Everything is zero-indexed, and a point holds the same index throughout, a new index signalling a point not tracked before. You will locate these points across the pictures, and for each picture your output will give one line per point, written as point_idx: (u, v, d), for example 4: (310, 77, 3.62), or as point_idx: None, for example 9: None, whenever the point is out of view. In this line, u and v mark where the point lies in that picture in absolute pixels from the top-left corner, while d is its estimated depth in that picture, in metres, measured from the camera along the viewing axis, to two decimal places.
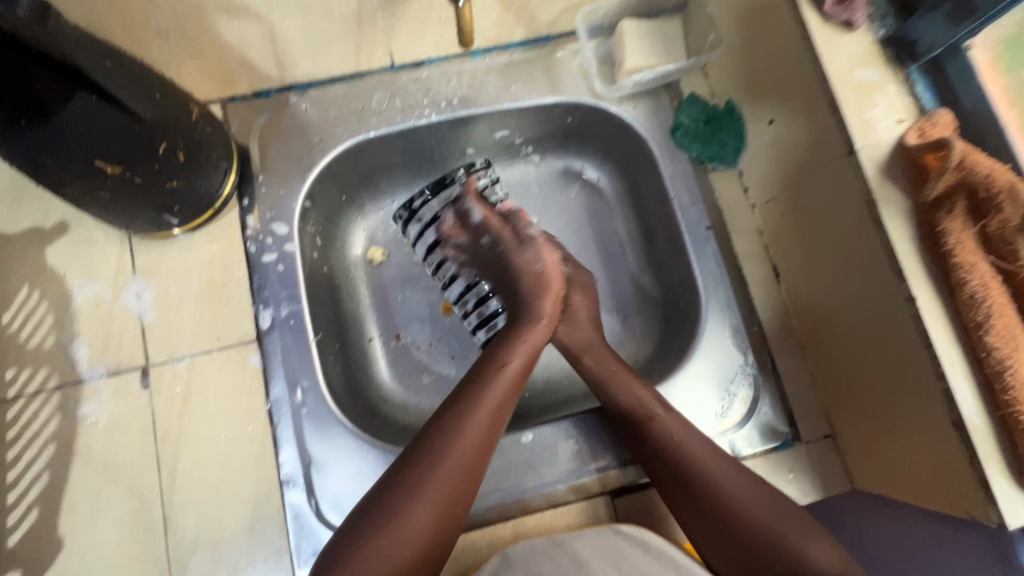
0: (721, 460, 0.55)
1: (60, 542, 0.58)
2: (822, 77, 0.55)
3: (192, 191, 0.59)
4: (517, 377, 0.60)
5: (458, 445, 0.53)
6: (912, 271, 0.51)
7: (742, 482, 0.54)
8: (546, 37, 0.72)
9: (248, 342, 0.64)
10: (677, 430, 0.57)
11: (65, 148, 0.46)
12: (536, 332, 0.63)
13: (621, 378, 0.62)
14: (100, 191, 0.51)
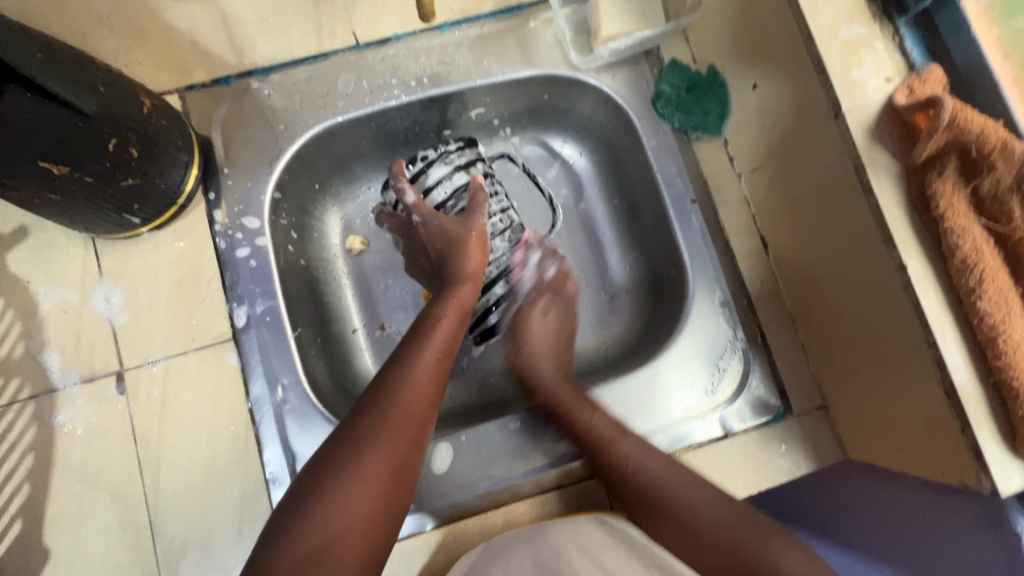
0: (677, 474, 0.56)
1: (47, 552, 0.57)
2: (806, 36, 0.52)
3: (152, 188, 0.56)
4: (450, 332, 0.58)
5: (405, 392, 0.52)
6: (902, 238, 0.49)
7: (699, 504, 0.54)
8: (517, 7, 0.69)
9: (225, 341, 0.62)
10: (637, 453, 0.57)
11: (8, 153, 0.44)
12: (465, 292, 0.62)
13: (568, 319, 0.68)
14: (50, 194, 0.49)
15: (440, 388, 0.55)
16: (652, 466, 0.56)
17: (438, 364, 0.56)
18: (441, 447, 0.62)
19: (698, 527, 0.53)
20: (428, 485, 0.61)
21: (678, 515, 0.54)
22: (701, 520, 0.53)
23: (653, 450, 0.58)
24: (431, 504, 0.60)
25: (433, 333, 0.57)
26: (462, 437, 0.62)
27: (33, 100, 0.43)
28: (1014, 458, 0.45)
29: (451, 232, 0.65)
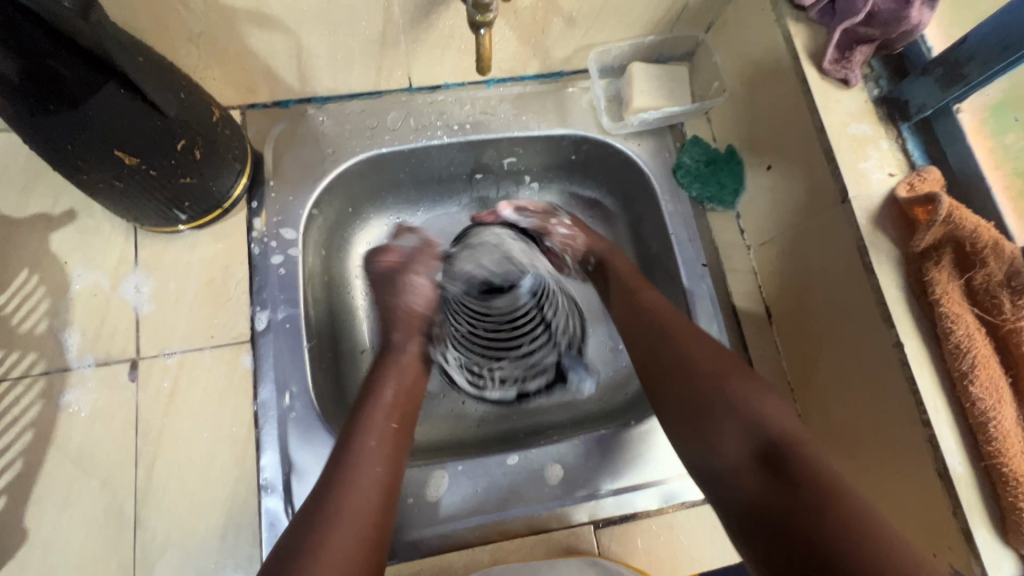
0: (719, 352, 0.55)
1: (26, 533, 0.56)
2: (820, 128, 0.58)
3: (204, 188, 0.60)
4: (394, 426, 0.57)
5: (354, 490, 0.50)
6: (899, 318, 0.52)
7: (711, 349, 0.56)
8: (559, 73, 0.76)
9: (242, 342, 0.63)
10: (690, 342, 0.56)
11: (90, 139, 0.48)
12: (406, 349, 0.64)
13: (608, 312, 0.66)
14: (115, 181, 0.52)
15: (395, 486, 0.53)
16: (689, 341, 0.57)
17: (388, 459, 0.54)
18: (437, 475, 0.61)
19: (688, 358, 0.55)
20: (421, 510, 0.60)
21: (722, 374, 0.53)
22: (704, 367, 0.54)
23: (710, 346, 0.56)
24: (419, 532, 0.60)
25: (376, 419, 0.56)
26: (459, 466, 0.62)
27: (125, 100, 0.48)
28: (1003, 544, 0.47)
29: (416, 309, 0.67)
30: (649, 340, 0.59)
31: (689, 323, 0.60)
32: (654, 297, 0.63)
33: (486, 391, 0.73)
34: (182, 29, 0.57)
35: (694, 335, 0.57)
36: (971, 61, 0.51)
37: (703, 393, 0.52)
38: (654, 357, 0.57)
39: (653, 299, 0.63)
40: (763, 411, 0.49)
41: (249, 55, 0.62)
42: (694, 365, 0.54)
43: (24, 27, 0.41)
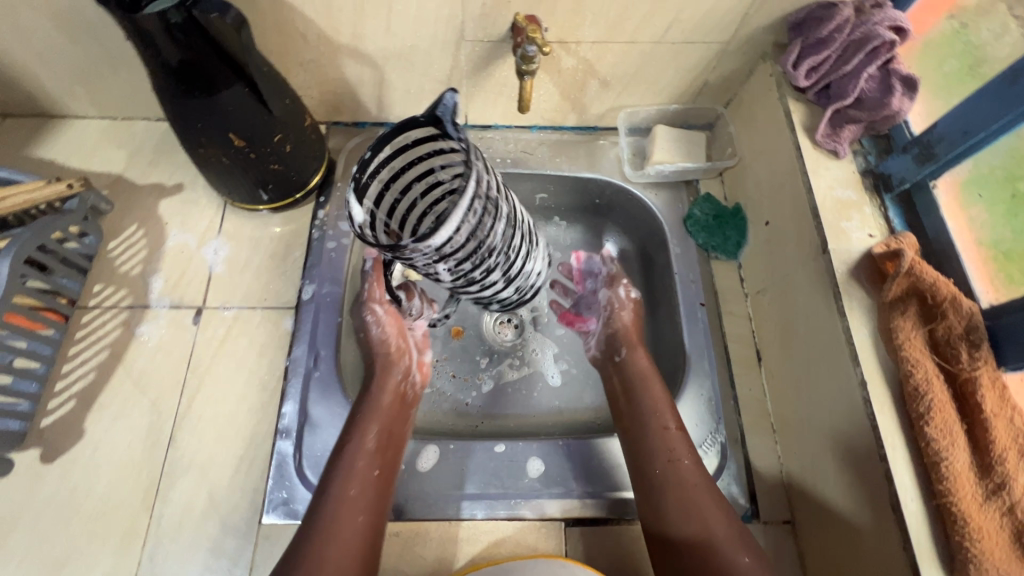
0: (715, 502, 0.60)
1: (82, 434, 0.66)
2: (809, 189, 0.65)
3: (287, 177, 0.74)
4: (378, 462, 0.62)
5: (337, 535, 0.55)
6: (865, 359, 0.57)
7: (692, 471, 0.62)
8: (593, 127, 0.88)
9: (288, 308, 0.74)
10: (678, 444, 0.64)
11: (213, 121, 0.62)
12: (380, 411, 0.66)
13: (653, 381, 0.70)
14: (222, 158, 0.67)
15: (382, 523, 0.59)
16: (704, 501, 0.60)
17: (371, 497, 0.59)
18: (429, 449, 0.68)
19: (685, 492, 0.60)
20: (410, 477, 0.67)
21: (716, 546, 0.57)
22: (700, 522, 0.59)
23: (720, 514, 0.59)
24: (407, 497, 0.66)
25: (358, 457, 0.61)
26: (452, 446, 0.68)
27: (242, 97, 0.62)
28: None
29: (399, 357, 0.72)
30: (649, 456, 0.63)
31: (665, 393, 0.69)
32: (659, 395, 0.68)
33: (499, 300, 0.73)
34: (297, 55, 0.73)
35: (695, 465, 0.63)
36: (941, 141, 0.58)
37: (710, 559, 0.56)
38: (658, 481, 0.62)
39: (658, 391, 0.69)
40: None
41: (342, 81, 0.78)
42: (681, 512, 0.59)
43: (198, 41, 0.56)
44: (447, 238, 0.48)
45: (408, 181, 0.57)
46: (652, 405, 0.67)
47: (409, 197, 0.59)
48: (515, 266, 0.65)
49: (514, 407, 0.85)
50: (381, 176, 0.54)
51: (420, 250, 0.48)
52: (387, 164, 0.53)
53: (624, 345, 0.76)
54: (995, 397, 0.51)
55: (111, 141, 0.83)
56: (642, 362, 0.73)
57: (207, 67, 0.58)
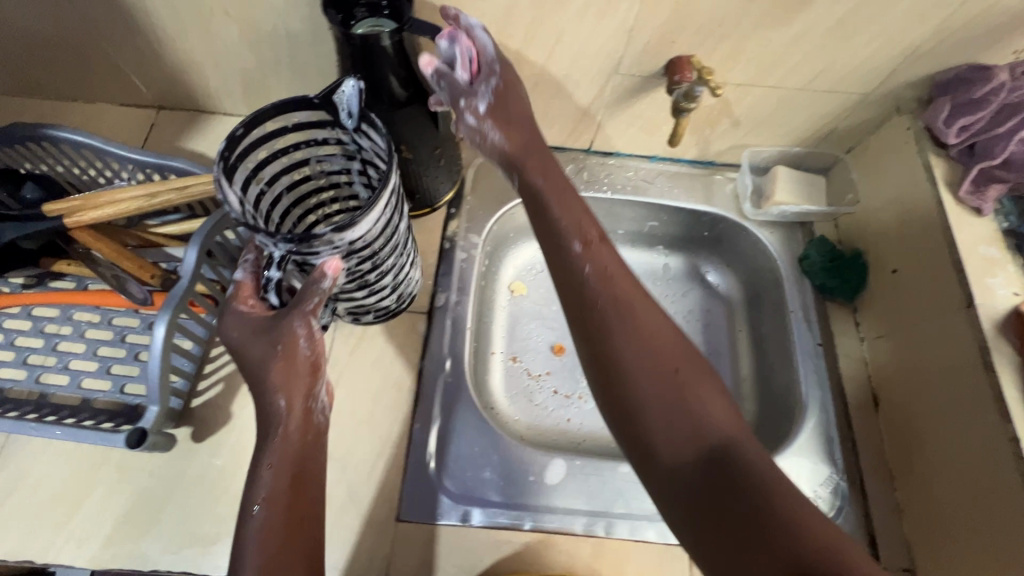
0: (672, 336, 0.53)
1: (230, 417, 0.69)
2: (951, 243, 0.67)
3: (430, 189, 0.78)
4: (298, 410, 0.52)
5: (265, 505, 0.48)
6: (1016, 417, 0.59)
7: (639, 298, 0.55)
8: (711, 162, 0.91)
9: (421, 313, 0.77)
10: (609, 260, 0.57)
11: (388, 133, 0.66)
12: (280, 447, 0.51)
13: (568, 194, 0.61)
14: None
15: (312, 473, 0.52)
16: (648, 323, 0.53)
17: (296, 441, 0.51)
18: (556, 462, 0.70)
19: (638, 320, 0.53)
20: (538, 489, 0.68)
21: (688, 396, 0.49)
22: (662, 370, 0.50)
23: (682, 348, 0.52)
24: (536, 507, 0.67)
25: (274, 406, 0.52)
26: (578, 461, 0.70)
27: (388, 114, 0.64)
28: None
29: (255, 347, 0.52)
30: (568, 259, 0.57)
31: (585, 205, 0.61)
32: (574, 206, 0.61)
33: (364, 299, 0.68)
34: None
35: (632, 287, 0.55)
36: None
37: (657, 381, 0.50)
38: (595, 305, 0.54)
39: (558, 180, 0.62)
40: (708, 417, 0.48)
41: None
42: (628, 339, 0.52)
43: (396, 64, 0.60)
44: (360, 234, 0.55)
45: (272, 173, 0.64)
46: (624, 295, 0.54)
47: (275, 187, 0.66)
48: (402, 272, 0.69)
49: None
50: (253, 161, 0.60)
51: (332, 242, 0.53)
52: (260, 150, 0.60)
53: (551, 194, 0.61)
54: None
55: None
56: (605, 240, 0.58)
57: (376, 81, 0.62)
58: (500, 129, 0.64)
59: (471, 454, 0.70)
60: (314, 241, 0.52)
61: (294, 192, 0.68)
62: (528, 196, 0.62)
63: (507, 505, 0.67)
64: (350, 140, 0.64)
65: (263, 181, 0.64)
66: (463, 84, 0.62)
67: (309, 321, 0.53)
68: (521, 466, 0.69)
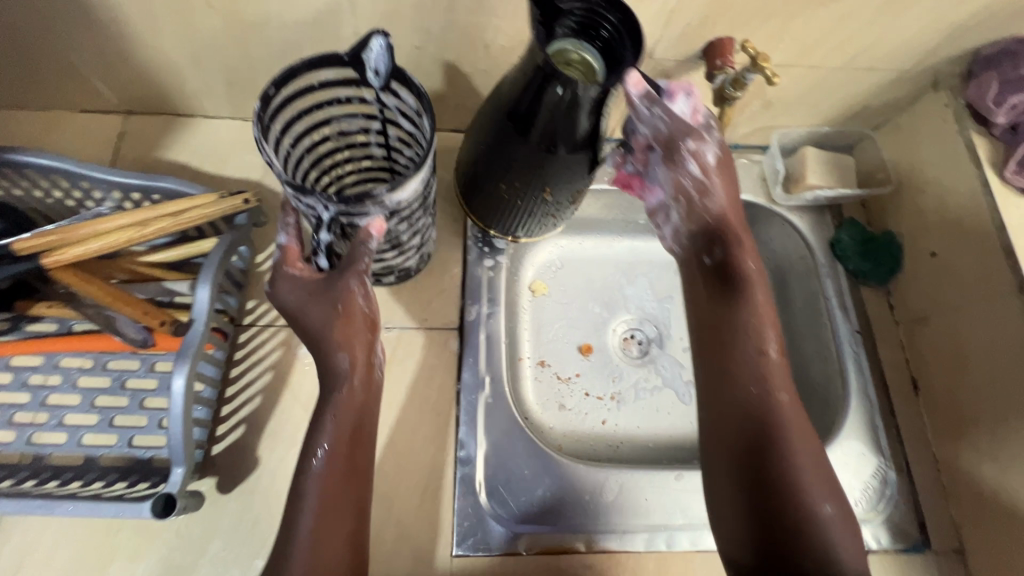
0: (781, 374, 0.57)
1: (257, 463, 0.63)
2: (1000, 227, 0.66)
3: (502, 213, 0.67)
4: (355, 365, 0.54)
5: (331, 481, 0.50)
6: None
7: (770, 334, 0.58)
8: (736, 145, 0.87)
9: (451, 329, 0.72)
10: (761, 305, 0.59)
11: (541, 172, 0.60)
12: (345, 400, 0.53)
13: (743, 232, 0.62)
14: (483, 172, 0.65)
15: (365, 443, 0.54)
16: (782, 385, 0.56)
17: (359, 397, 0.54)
18: (611, 479, 0.66)
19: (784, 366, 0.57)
20: (595, 508, 0.65)
21: (773, 428, 0.53)
22: (787, 407, 0.54)
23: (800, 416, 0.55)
24: (594, 526, 0.64)
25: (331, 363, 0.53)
26: (632, 475, 0.67)
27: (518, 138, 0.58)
28: None
29: (313, 308, 0.54)
30: (725, 304, 0.60)
31: (754, 247, 0.63)
32: (745, 245, 0.62)
33: (391, 258, 0.67)
34: (471, 65, 0.69)
35: (769, 319, 0.59)
36: None
37: (759, 419, 0.53)
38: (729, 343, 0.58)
39: (745, 239, 0.62)
40: (793, 455, 0.51)
41: None
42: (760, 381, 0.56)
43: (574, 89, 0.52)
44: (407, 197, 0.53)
45: (298, 131, 0.60)
46: (756, 327, 0.58)
47: (297, 149, 0.62)
48: (427, 230, 0.67)
49: (650, 427, 0.84)
50: (278, 119, 0.56)
51: (383, 204, 0.51)
52: (286, 107, 0.55)
53: (720, 242, 0.62)
54: None
55: (246, 144, 0.78)
56: (750, 264, 0.61)
57: (557, 121, 0.55)
58: (716, 189, 0.62)
59: (522, 478, 0.65)
60: (363, 203, 0.50)
61: (313, 152, 0.65)
62: (711, 270, 0.62)
63: (564, 527, 0.64)
64: (373, 101, 0.60)
65: (286, 140, 0.59)
66: (686, 125, 0.59)
67: (363, 280, 0.55)
68: (576, 485, 0.66)
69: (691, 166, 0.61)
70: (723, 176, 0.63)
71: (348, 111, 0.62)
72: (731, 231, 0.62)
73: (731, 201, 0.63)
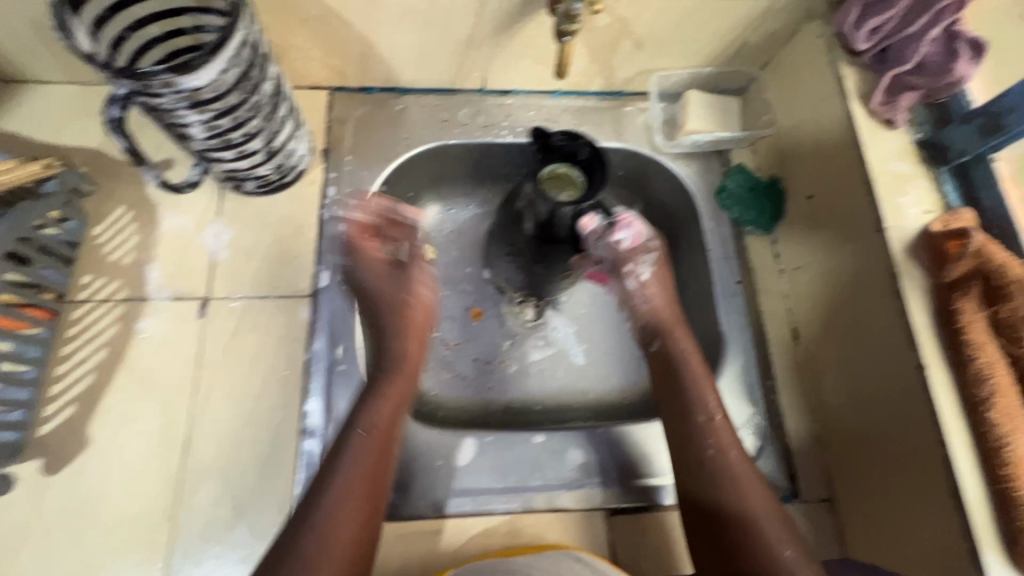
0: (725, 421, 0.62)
1: (87, 442, 0.60)
2: (862, 162, 0.62)
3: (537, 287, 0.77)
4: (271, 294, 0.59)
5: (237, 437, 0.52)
6: (924, 344, 0.55)
7: (705, 390, 0.63)
8: (619, 92, 0.82)
9: (303, 297, 0.69)
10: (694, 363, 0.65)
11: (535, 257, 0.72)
12: None
13: (677, 327, 0.68)
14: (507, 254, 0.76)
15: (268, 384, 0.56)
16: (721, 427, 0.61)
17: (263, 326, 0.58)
18: (465, 443, 0.65)
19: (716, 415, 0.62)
20: (447, 474, 0.64)
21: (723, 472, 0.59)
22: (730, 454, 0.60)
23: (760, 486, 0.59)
24: (446, 492, 0.63)
25: None
26: (488, 439, 0.66)
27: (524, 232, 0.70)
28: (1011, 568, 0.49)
29: None
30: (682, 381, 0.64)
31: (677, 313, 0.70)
32: (663, 310, 0.69)
33: (242, 165, 0.63)
34: (299, 11, 0.64)
35: (705, 380, 0.64)
36: (1009, 113, 0.55)
37: (711, 476, 0.59)
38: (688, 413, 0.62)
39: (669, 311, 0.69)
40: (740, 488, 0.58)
41: (350, 42, 0.69)
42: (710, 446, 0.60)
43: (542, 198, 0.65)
44: (206, 83, 0.49)
45: (140, 16, 0.55)
46: (693, 382, 0.64)
47: (141, 36, 0.56)
48: (278, 138, 0.63)
49: (539, 389, 0.82)
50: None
51: (173, 87, 0.48)
52: None
53: (655, 334, 0.69)
54: None
55: (85, 109, 0.73)
56: (682, 342, 0.67)
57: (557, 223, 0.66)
58: (652, 289, 0.70)
59: None
60: (148, 84, 0.46)
61: (169, 45, 0.59)
62: (656, 360, 0.68)
63: (411, 495, 0.62)
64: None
65: (125, 21, 0.54)
66: (622, 251, 0.69)
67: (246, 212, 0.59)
68: (427, 453, 0.64)
69: (631, 283, 0.70)
70: (663, 286, 0.71)
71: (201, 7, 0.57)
72: (675, 332, 0.68)
73: (668, 307, 0.70)
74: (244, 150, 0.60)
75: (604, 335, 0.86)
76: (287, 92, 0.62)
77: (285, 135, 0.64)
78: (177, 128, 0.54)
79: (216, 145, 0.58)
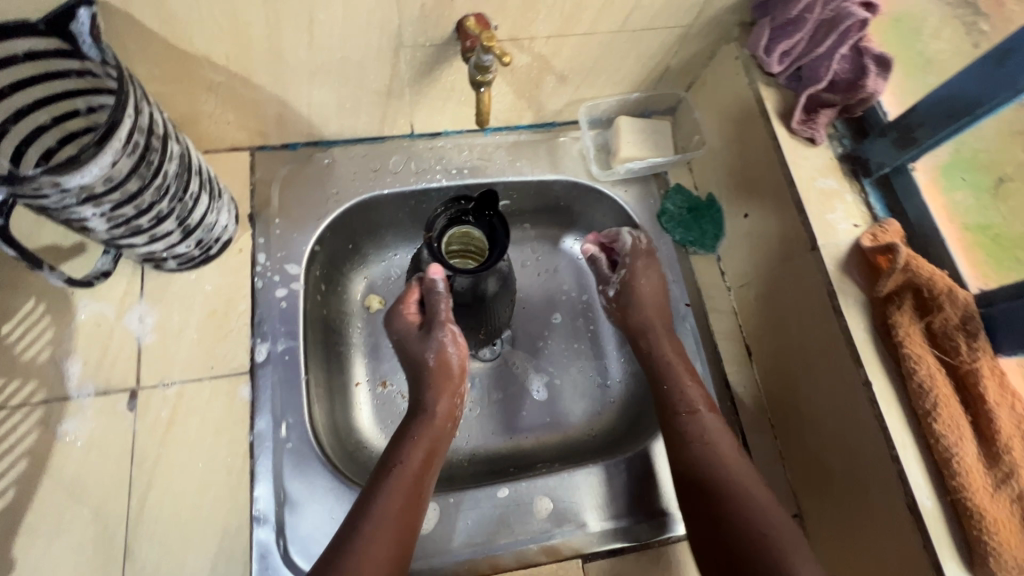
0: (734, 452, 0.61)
1: (13, 566, 0.55)
2: (790, 181, 0.63)
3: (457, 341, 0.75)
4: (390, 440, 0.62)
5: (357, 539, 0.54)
6: (867, 359, 0.56)
7: (707, 420, 0.63)
8: (552, 123, 0.82)
9: (241, 374, 0.65)
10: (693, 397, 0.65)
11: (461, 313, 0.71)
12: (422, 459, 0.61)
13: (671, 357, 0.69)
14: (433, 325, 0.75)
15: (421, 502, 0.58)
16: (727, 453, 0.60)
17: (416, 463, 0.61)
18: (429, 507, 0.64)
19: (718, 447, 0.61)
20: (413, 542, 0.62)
21: (737, 497, 0.57)
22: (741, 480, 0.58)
23: (773, 507, 0.57)
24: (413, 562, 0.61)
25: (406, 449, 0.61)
26: (452, 500, 0.64)
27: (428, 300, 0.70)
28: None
29: None
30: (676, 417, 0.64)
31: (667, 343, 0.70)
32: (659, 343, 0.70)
33: (158, 246, 0.60)
34: (203, 79, 0.61)
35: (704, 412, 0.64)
36: (920, 127, 0.56)
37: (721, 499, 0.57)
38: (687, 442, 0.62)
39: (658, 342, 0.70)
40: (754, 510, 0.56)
41: (264, 103, 0.67)
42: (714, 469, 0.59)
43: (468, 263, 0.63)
44: (98, 174, 0.46)
45: (21, 105, 0.50)
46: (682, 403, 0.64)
47: (25, 126, 0.51)
48: (196, 215, 0.60)
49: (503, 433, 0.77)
50: None
51: (59, 185, 0.44)
52: None
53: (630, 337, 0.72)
54: (995, 385, 0.52)
55: None
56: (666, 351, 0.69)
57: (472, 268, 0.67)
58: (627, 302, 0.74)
59: (327, 526, 0.61)
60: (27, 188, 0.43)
61: (60, 131, 0.54)
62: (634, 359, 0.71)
63: None
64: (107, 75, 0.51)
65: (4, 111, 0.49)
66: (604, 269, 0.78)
67: None
68: None
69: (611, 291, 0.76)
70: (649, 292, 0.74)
71: (90, 88, 0.53)
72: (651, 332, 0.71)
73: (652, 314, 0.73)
74: (157, 232, 0.57)
75: (566, 366, 0.81)
76: (198, 166, 0.59)
77: (205, 210, 0.61)
78: (73, 222, 0.51)
79: (124, 232, 0.55)
